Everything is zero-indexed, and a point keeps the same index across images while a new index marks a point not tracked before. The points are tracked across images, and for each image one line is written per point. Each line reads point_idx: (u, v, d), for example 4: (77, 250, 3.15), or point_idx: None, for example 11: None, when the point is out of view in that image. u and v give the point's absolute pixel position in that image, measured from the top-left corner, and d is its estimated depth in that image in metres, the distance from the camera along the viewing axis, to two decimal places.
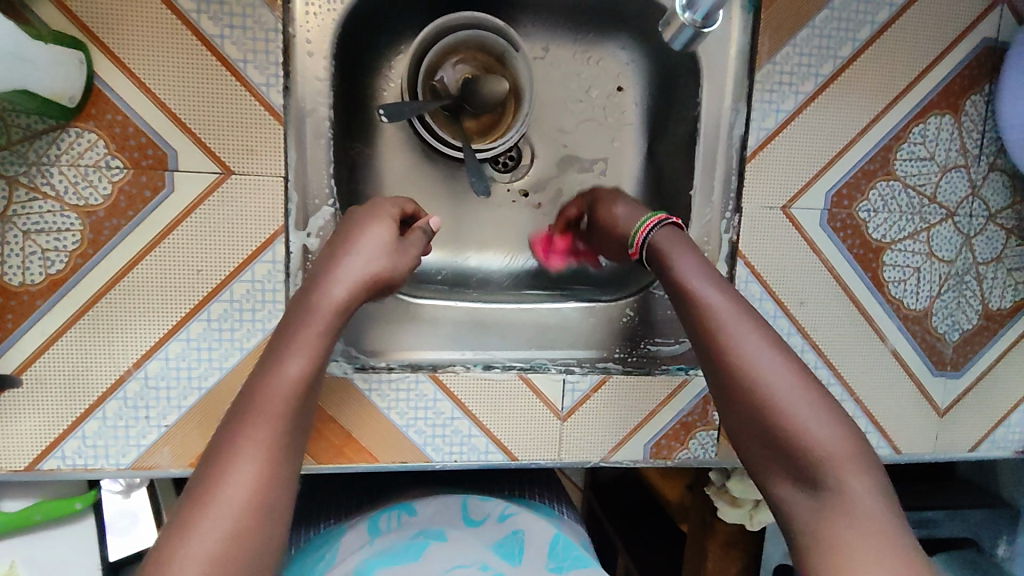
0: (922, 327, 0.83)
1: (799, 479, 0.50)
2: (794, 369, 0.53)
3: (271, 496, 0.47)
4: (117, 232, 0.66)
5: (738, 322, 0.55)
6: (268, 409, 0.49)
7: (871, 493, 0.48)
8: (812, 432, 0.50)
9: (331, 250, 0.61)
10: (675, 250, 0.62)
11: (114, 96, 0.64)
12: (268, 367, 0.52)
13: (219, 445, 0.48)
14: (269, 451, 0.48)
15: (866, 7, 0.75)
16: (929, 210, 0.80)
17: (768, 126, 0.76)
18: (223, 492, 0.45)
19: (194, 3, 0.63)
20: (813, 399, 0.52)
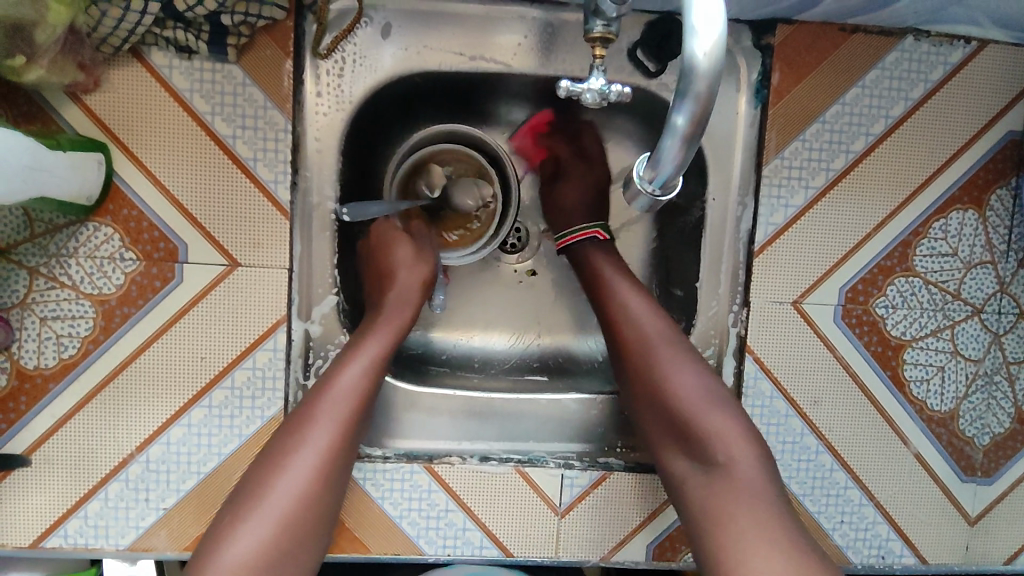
0: (948, 430, 0.78)
1: (700, 462, 0.60)
2: (670, 339, 0.66)
3: (312, 490, 0.56)
4: (127, 320, 0.68)
5: (660, 337, 0.66)
6: (333, 412, 0.59)
7: (753, 467, 0.58)
8: (719, 426, 0.60)
9: (378, 279, 0.73)
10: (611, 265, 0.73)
11: (131, 193, 0.67)
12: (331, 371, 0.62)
13: (282, 445, 0.58)
14: (324, 452, 0.57)
15: (879, 101, 0.73)
16: (953, 307, 0.76)
17: (776, 221, 0.74)
18: (279, 483, 0.55)
19: (209, 106, 0.67)
20: (686, 358, 0.65)
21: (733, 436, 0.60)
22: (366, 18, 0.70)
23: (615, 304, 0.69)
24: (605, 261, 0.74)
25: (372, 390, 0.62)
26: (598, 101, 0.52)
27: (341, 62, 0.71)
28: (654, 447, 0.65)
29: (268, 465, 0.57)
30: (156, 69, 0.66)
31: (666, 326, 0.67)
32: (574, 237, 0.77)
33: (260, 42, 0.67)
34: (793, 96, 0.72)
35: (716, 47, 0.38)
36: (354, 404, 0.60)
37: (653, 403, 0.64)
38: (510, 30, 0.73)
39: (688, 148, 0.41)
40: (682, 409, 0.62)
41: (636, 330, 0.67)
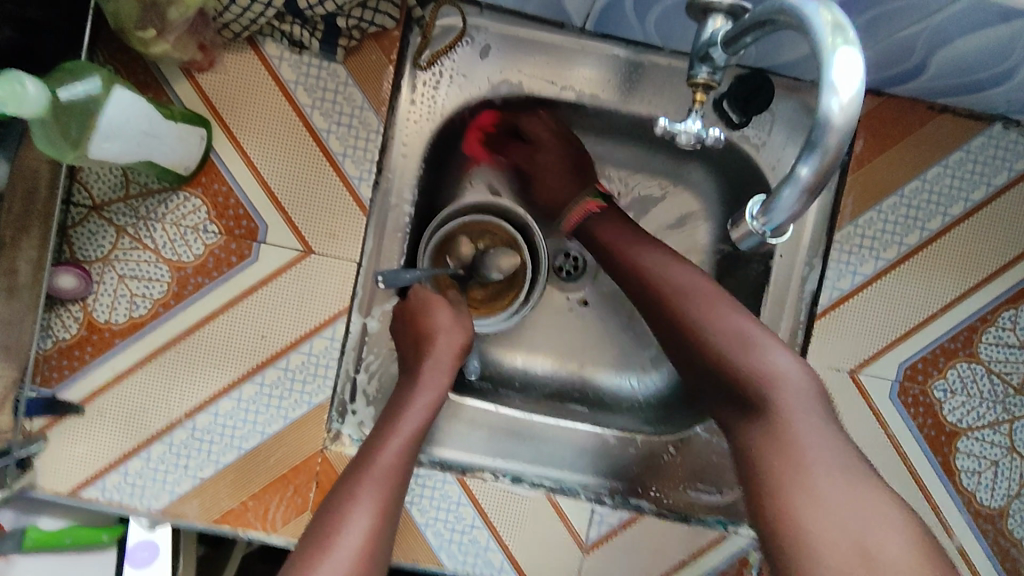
0: (995, 528, 0.75)
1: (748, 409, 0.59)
2: (701, 292, 0.65)
3: (371, 542, 0.56)
4: (198, 289, 0.71)
5: (690, 283, 0.66)
6: (379, 472, 0.60)
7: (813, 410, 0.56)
8: (766, 363, 0.59)
9: (416, 338, 0.72)
10: (621, 228, 0.73)
11: (224, 170, 0.70)
12: (378, 437, 0.64)
13: (338, 503, 0.58)
14: (380, 508, 0.58)
15: (961, 184, 0.73)
16: (1014, 401, 0.74)
17: (842, 287, 0.73)
18: (341, 541, 0.55)
19: (310, 99, 0.70)
20: (722, 306, 0.63)
21: (791, 379, 0.57)
22: (467, 37, 0.73)
23: (636, 264, 0.69)
24: (611, 224, 0.73)
25: (415, 449, 0.64)
26: (691, 143, 0.53)
27: (438, 76, 0.74)
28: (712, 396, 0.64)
29: (325, 530, 0.56)
30: (267, 59, 0.69)
31: (698, 281, 0.66)
32: (572, 219, 0.77)
33: (367, 47, 0.70)
34: (874, 166, 0.73)
35: (856, 102, 0.34)
36: (396, 479, 0.61)
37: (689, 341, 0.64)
38: (602, 66, 0.75)
39: (805, 202, 0.37)
40: (719, 355, 0.61)
41: (659, 287, 0.67)
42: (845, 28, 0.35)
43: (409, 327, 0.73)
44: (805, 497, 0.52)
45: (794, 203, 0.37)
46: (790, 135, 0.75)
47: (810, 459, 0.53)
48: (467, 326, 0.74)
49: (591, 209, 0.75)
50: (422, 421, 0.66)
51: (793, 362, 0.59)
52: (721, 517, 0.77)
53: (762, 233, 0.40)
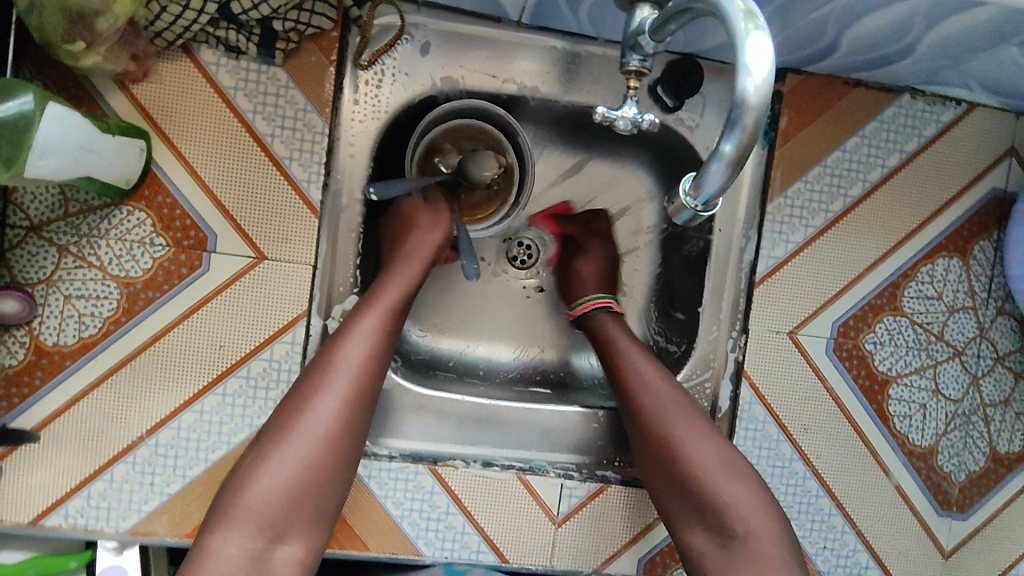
0: (927, 465, 0.82)
1: (712, 535, 0.62)
2: (682, 405, 0.69)
3: (342, 413, 0.58)
4: (150, 303, 0.70)
5: (669, 401, 0.69)
6: (354, 344, 0.61)
7: (773, 538, 0.60)
8: (730, 491, 0.63)
9: (399, 230, 0.73)
10: (625, 348, 0.74)
11: (167, 182, 0.69)
12: (359, 308, 0.65)
13: (313, 370, 0.60)
14: (355, 381, 0.59)
15: (876, 151, 0.79)
16: (936, 347, 0.81)
17: (777, 255, 0.78)
18: (312, 410, 0.57)
19: (251, 104, 0.69)
20: (701, 427, 0.67)
21: (750, 504, 0.62)
22: (406, 35, 0.74)
23: (627, 373, 0.72)
24: (615, 329, 0.77)
25: (398, 320, 0.65)
26: (629, 128, 0.55)
27: (380, 74, 0.74)
28: (667, 511, 0.67)
29: (303, 391, 0.59)
30: (203, 66, 0.68)
31: (679, 394, 0.70)
32: (579, 309, 0.79)
33: (306, 49, 0.70)
34: (799, 140, 0.78)
35: (768, 82, 0.37)
36: (377, 346, 0.62)
37: (662, 460, 0.67)
38: (539, 58, 0.77)
39: (731, 175, 0.40)
40: (701, 474, 0.64)
41: (645, 397, 0.70)
42: (754, 14, 0.38)
43: (394, 222, 0.75)
44: None
45: (722, 177, 0.40)
46: (721, 115, 0.80)
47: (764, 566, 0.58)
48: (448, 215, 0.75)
49: (602, 307, 0.78)
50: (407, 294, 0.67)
51: (756, 491, 0.63)
52: None
53: (697, 207, 0.42)
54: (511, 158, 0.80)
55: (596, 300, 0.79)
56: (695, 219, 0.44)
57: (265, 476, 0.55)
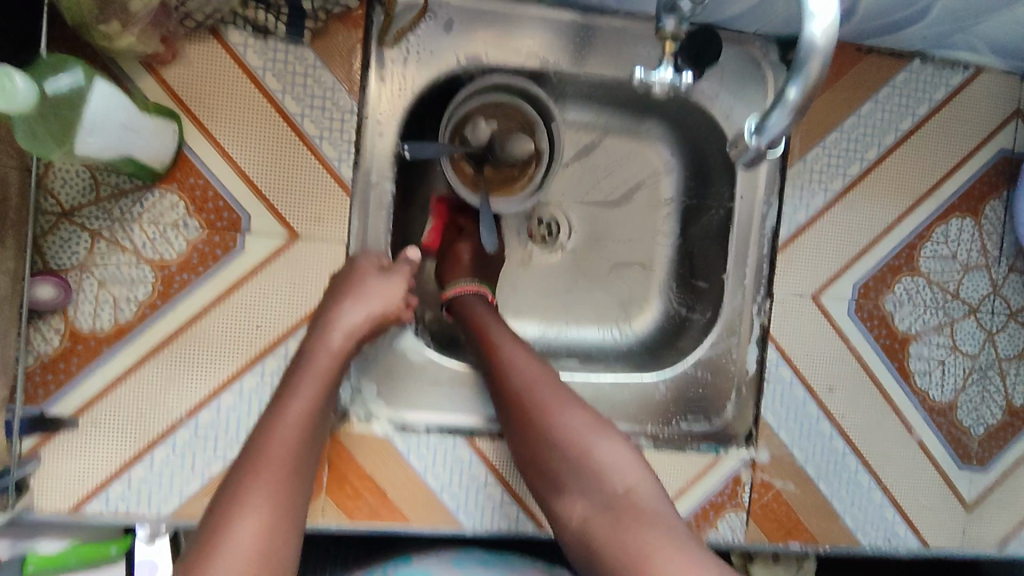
0: (948, 420, 0.84)
1: (591, 494, 0.61)
2: (550, 381, 0.67)
3: (265, 538, 0.52)
4: (186, 286, 0.70)
5: (533, 374, 0.67)
6: (271, 456, 0.56)
7: (654, 493, 0.61)
8: (603, 452, 0.62)
9: (336, 297, 0.67)
10: (491, 323, 0.74)
11: (199, 163, 0.69)
12: (271, 414, 0.59)
13: (228, 496, 0.53)
14: (273, 505, 0.54)
15: (889, 115, 0.81)
16: (953, 305, 0.84)
17: (799, 220, 0.80)
18: (229, 541, 0.51)
19: (281, 84, 0.70)
20: (567, 398, 0.66)
21: (620, 463, 0.62)
22: (430, 12, 0.75)
23: (497, 356, 0.69)
24: (482, 310, 0.76)
25: (316, 426, 0.60)
26: (666, 92, 0.58)
27: (405, 53, 0.75)
28: (546, 489, 0.65)
29: (211, 530, 0.52)
30: (232, 48, 0.69)
31: (538, 367, 0.68)
32: (452, 291, 0.79)
33: (334, 28, 0.70)
34: (816, 106, 0.80)
35: (832, 26, 0.40)
36: (290, 467, 0.56)
37: (528, 426, 0.65)
38: (559, 33, 0.78)
39: (797, 117, 0.43)
40: (575, 443, 0.63)
41: (516, 378, 0.67)
42: None
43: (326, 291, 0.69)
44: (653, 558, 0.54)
45: (788, 117, 0.42)
46: (740, 85, 0.81)
47: (649, 518, 0.58)
48: (400, 282, 0.70)
49: (478, 292, 0.79)
50: (322, 395, 0.62)
51: (629, 452, 0.63)
52: (713, 443, 0.82)
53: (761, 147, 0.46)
54: (544, 141, 0.84)
55: (466, 286, 0.79)
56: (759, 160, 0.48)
57: None
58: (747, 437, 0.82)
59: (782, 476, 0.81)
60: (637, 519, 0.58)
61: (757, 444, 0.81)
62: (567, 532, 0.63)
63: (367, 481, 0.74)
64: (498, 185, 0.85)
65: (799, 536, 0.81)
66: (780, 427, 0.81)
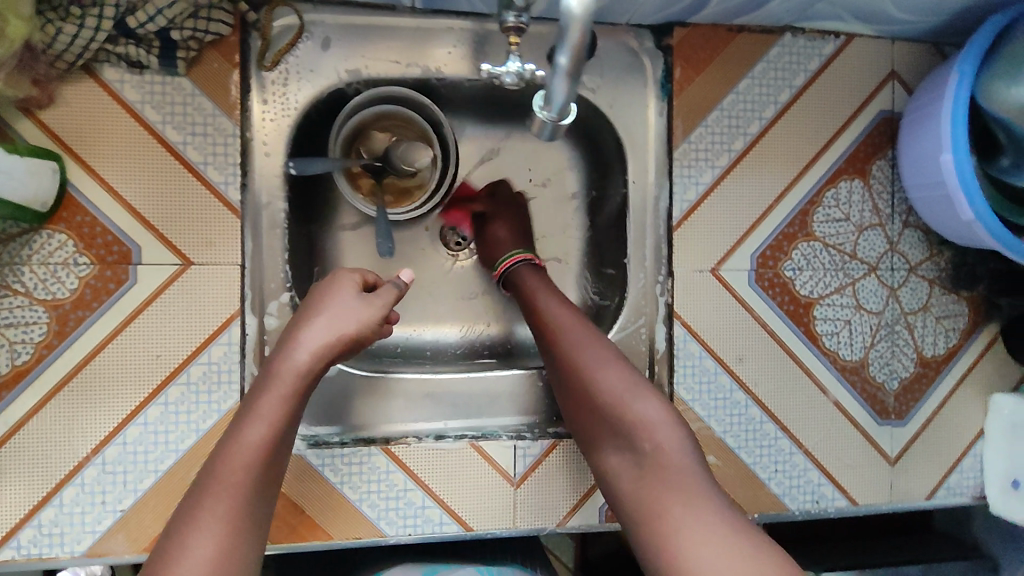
0: (861, 377, 0.86)
1: (625, 447, 0.66)
2: (591, 337, 0.72)
3: (219, 562, 0.51)
4: (82, 323, 0.70)
5: (573, 332, 0.72)
6: (228, 478, 0.54)
7: (681, 450, 0.63)
8: (637, 412, 0.66)
9: (301, 318, 0.63)
10: (534, 279, 0.80)
11: (84, 200, 0.70)
12: (230, 436, 0.57)
13: (182, 517, 0.53)
14: (228, 524, 0.53)
15: (767, 89, 0.84)
16: (852, 265, 0.86)
17: (690, 198, 0.83)
18: (182, 565, 0.50)
19: (160, 116, 0.71)
20: (609, 356, 0.70)
21: (656, 424, 0.65)
22: (306, 32, 0.77)
23: (544, 314, 0.75)
24: (533, 276, 0.81)
25: (279, 446, 0.57)
26: (514, 82, 0.59)
27: (285, 74, 0.77)
28: (587, 438, 0.71)
29: (167, 552, 0.51)
30: (109, 84, 0.70)
31: (581, 326, 0.73)
32: (504, 265, 0.83)
33: (208, 56, 0.72)
34: (693, 88, 0.82)
35: None
36: (249, 488, 0.55)
37: (571, 385, 0.71)
38: (436, 40, 0.80)
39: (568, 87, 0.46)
40: (611, 401, 0.67)
41: (557, 334, 0.73)
42: None
43: (293, 316, 0.65)
44: (674, 534, 0.58)
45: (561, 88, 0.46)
46: (619, 76, 0.85)
47: (684, 478, 0.61)
48: (376, 304, 0.65)
49: (522, 261, 0.82)
50: (287, 409, 0.58)
51: (664, 410, 0.66)
52: None
53: (550, 116, 0.51)
54: (436, 150, 0.84)
55: (516, 255, 0.83)
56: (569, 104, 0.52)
57: None
58: None
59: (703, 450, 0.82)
60: (662, 479, 0.62)
61: None
62: (605, 482, 0.68)
63: (285, 499, 0.74)
64: (398, 194, 0.87)
65: None
66: (695, 401, 0.82)
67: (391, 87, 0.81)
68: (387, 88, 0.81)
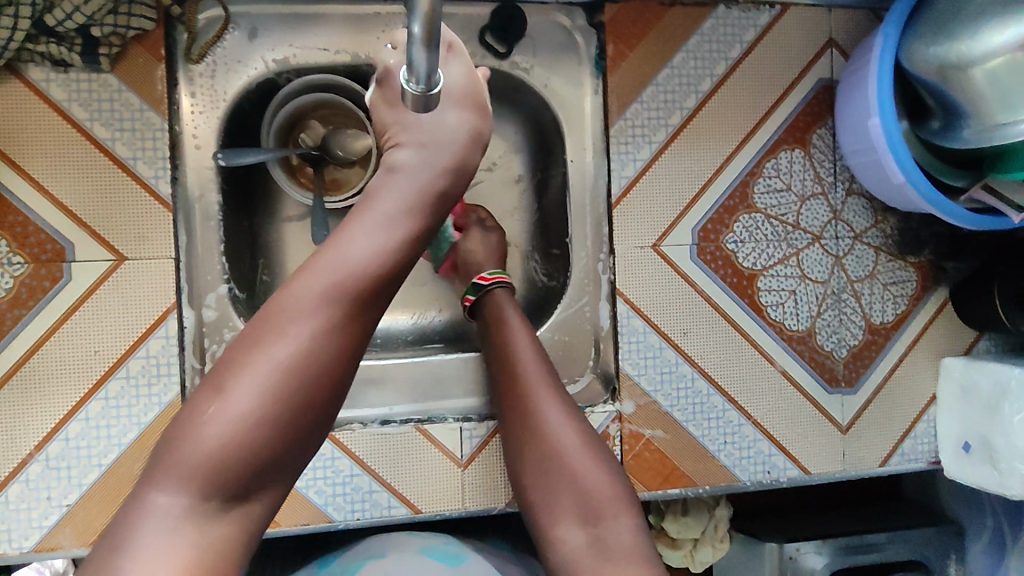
0: (809, 347, 0.86)
1: (579, 515, 0.66)
2: (557, 393, 0.72)
3: (306, 357, 0.50)
4: (18, 321, 0.71)
5: (543, 383, 0.72)
6: (323, 275, 0.52)
7: (633, 530, 0.64)
8: (595, 481, 0.67)
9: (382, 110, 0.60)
10: (505, 318, 0.77)
11: (15, 200, 0.70)
12: (341, 232, 0.54)
13: (271, 304, 0.52)
14: (328, 309, 0.51)
15: (702, 62, 0.84)
16: (795, 236, 0.86)
17: (628, 174, 0.82)
18: (271, 351, 0.50)
19: (87, 112, 0.71)
20: (570, 416, 0.71)
21: (611, 497, 0.66)
22: (233, 23, 0.77)
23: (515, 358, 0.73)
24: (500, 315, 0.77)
25: (408, 244, 0.55)
26: None
27: (213, 66, 0.77)
28: (528, 496, 0.69)
29: (260, 325, 0.51)
30: (34, 84, 0.71)
31: (550, 378, 0.72)
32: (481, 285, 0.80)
33: (133, 51, 0.72)
34: (626, 63, 0.82)
35: None
36: (361, 284, 0.52)
37: (529, 436, 0.70)
38: (365, 26, 0.80)
39: (426, 56, 0.46)
40: (572, 462, 0.68)
41: (526, 381, 0.72)
42: None
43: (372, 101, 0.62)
44: None
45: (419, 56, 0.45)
46: (553, 56, 0.85)
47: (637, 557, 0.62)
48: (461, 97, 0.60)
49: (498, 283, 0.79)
50: (403, 211, 0.56)
51: (619, 482, 0.68)
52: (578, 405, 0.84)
53: (418, 86, 0.50)
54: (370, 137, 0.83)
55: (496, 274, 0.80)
56: (434, 73, 0.51)
57: (207, 424, 0.48)
58: (611, 394, 0.84)
59: (651, 425, 0.82)
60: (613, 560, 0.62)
61: (620, 397, 0.82)
62: (549, 553, 0.66)
63: None
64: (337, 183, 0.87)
65: (677, 481, 0.83)
66: (641, 377, 0.82)
67: (322, 73, 0.81)
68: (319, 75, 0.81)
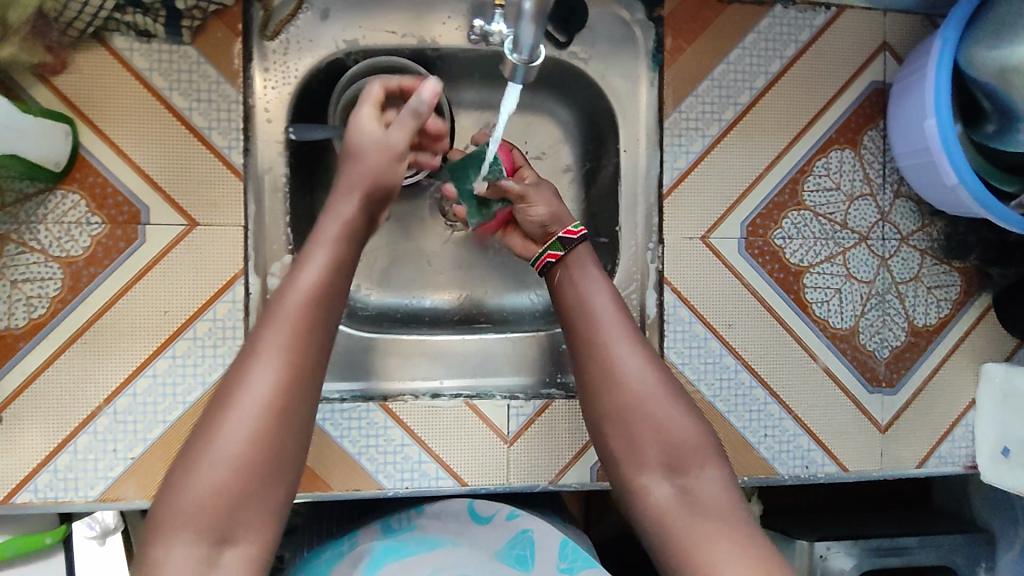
0: (851, 345, 0.87)
1: (668, 468, 0.65)
2: (636, 341, 0.69)
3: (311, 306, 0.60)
4: (93, 279, 0.74)
5: (619, 331, 0.69)
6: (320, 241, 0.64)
7: (722, 486, 0.64)
8: (681, 432, 0.66)
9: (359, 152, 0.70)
10: (580, 268, 0.73)
11: (96, 162, 0.74)
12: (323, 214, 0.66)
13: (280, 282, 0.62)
14: (325, 265, 0.62)
15: (758, 60, 0.85)
16: (843, 235, 0.87)
17: (680, 166, 0.84)
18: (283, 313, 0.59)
19: (167, 82, 0.75)
20: (649, 365, 0.68)
21: (699, 447, 0.66)
22: (306, 4, 0.81)
23: (591, 307, 0.70)
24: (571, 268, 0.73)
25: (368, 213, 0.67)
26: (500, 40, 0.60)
27: (287, 43, 0.81)
28: (608, 447, 0.67)
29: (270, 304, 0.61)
30: (118, 53, 0.74)
31: (626, 325, 0.70)
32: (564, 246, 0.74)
33: (212, 26, 0.75)
34: (683, 58, 0.84)
35: None
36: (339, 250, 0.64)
37: (607, 389, 0.67)
38: (431, 11, 0.83)
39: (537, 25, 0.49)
40: (655, 414, 0.66)
41: (602, 330, 0.69)
42: None
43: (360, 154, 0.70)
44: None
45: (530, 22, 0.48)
46: (610, 48, 0.87)
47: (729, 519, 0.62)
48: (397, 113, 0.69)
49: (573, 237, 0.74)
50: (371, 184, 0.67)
51: (704, 431, 0.67)
52: None
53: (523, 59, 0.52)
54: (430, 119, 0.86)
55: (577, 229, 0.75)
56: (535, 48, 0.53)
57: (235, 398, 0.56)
58: None
59: None
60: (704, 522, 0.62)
61: None
62: (635, 508, 0.66)
63: None
64: None
65: None
66: (685, 365, 0.84)
67: (385, 56, 0.84)
68: (381, 58, 0.84)
